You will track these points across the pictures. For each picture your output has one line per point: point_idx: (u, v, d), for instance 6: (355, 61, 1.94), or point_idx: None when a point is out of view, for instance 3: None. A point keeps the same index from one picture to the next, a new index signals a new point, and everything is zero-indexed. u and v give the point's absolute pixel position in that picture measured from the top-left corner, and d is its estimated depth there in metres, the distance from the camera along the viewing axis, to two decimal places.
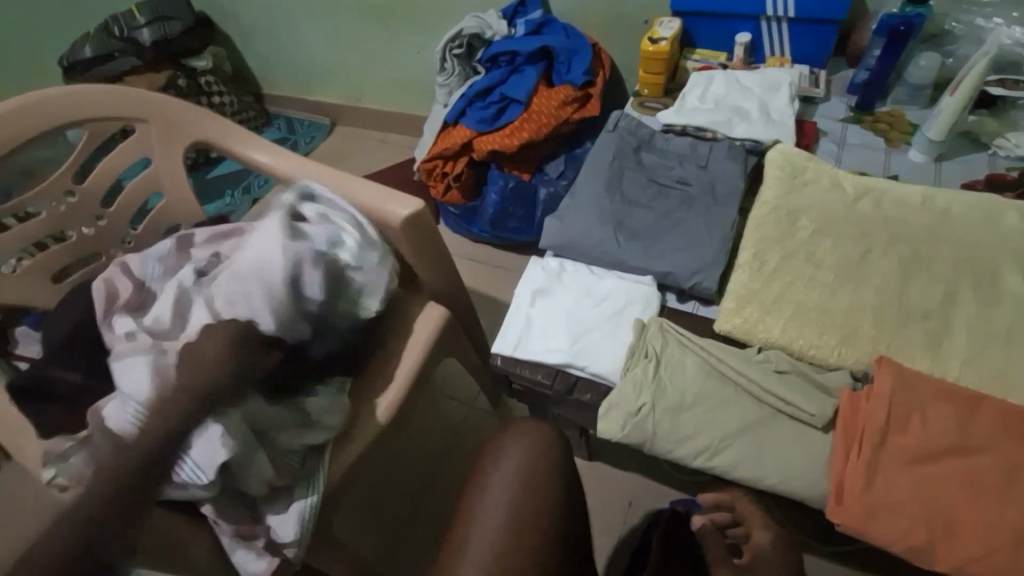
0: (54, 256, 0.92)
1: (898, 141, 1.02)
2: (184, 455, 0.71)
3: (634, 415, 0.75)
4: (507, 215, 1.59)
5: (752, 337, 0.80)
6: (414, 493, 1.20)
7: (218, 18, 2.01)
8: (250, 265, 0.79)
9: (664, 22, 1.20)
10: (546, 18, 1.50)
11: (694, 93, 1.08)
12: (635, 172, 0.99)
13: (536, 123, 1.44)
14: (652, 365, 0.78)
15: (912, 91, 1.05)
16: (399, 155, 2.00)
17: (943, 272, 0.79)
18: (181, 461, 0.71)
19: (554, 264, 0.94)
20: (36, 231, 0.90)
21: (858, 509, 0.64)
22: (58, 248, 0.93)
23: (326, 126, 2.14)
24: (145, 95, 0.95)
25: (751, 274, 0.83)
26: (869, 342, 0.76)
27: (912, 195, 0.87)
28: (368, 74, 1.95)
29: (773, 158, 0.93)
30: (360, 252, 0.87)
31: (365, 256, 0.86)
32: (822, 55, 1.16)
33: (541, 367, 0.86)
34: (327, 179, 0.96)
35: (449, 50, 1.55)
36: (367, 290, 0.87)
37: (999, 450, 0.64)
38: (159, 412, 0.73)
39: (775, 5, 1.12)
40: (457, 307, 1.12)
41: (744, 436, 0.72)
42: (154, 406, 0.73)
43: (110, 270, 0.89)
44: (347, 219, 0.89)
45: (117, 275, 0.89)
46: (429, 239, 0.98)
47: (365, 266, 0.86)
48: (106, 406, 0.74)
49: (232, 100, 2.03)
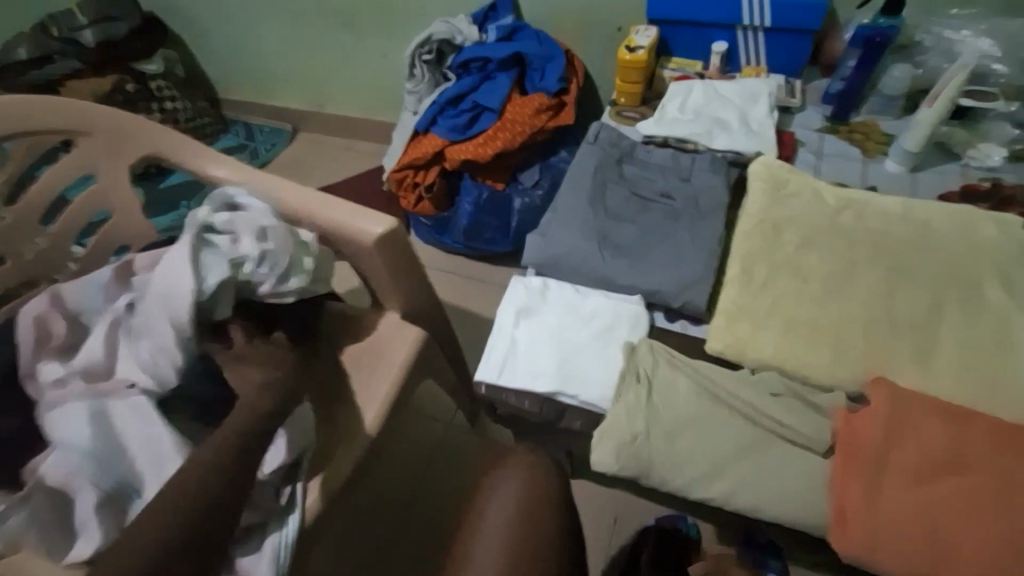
0: None
1: (874, 152, 1.02)
2: (137, 498, 0.72)
3: (628, 444, 0.72)
4: (482, 226, 1.54)
5: (744, 356, 0.77)
6: (391, 521, 1.14)
7: (170, 17, 1.90)
8: (159, 292, 0.73)
9: (641, 30, 1.18)
10: (517, 24, 1.46)
11: (673, 103, 1.06)
12: (617, 185, 0.95)
13: (511, 131, 1.40)
14: (645, 390, 0.74)
15: (886, 101, 1.06)
16: (366, 163, 1.92)
17: (928, 285, 0.79)
18: (132, 505, 0.71)
19: (537, 282, 0.89)
20: None
21: (860, 534, 0.63)
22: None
23: (288, 133, 2.04)
24: (86, 105, 0.86)
25: (741, 290, 0.81)
26: (862, 360, 0.74)
27: (893, 207, 0.87)
28: (332, 79, 1.87)
29: (756, 170, 0.92)
30: (265, 262, 0.77)
31: (263, 263, 0.77)
32: (797, 65, 1.16)
33: (527, 394, 0.82)
34: (287, 193, 0.89)
35: (418, 55, 1.50)
36: (283, 288, 0.79)
37: (997, 467, 0.63)
38: (103, 461, 0.72)
39: (750, 15, 1.12)
40: (434, 326, 1.06)
41: (741, 460, 0.69)
42: (95, 458, 0.71)
43: (40, 304, 0.82)
44: (253, 227, 0.78)
45: (52, 314, 0.81)
46: (403, 256, 0.92)
47: (266, 275, 0.77)
48: (42, 463, 0.72)
49: (186, 106, 1.92)
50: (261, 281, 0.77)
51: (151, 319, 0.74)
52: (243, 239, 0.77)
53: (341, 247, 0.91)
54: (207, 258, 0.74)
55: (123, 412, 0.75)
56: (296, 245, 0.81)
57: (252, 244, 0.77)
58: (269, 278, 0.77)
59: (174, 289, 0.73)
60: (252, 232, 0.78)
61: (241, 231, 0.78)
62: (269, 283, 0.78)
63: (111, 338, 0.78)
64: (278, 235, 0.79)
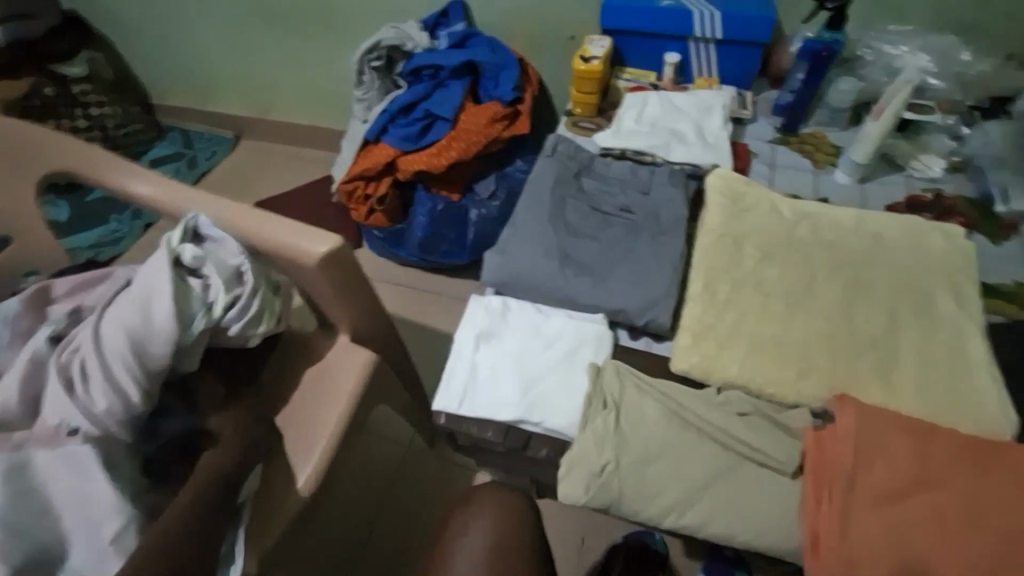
0: None
1: (824, 163, 1.04)
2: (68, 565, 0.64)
3: (598, 475, 0.68)
4: (438, 238, 1.48)
5: (710, 375, 0.76)
6: (346, 556, 1.08)
7: (92, 15, 1.75)
8: (124, 330, 0.70)
9: (595, 40, 1.16)
10: (470, 31, 1.42)
11: (630, 115, 1.05)
12: (577, 200, 0.93)
13: (465, 141, 1.36)
14: (613, 417, 0.71)
15: (832, 113, 1.08)
16: (314, 172, 1.83)
17: (883, 297, 0.80)
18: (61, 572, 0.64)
19: (497, 303, 0.85)
20: None
21: (836, 561, 0.61)
22: None
23: (228, 140, 1.91)
24: None
25: (704, 307, 0.79)
26: (825, 375, 0.74)
27: (846, 220, 0.88)
28: (275, 84, 1.77)
29: (714, 183, 0.91)
30: (236, 308, 0.75)
31: (233, 309, 0.74)
32: (748, 76, 1.17)
33: (490, 423, 0.78)
34: (220, 213, 0.81)
35: (366, 62, 1.43)
36: (248, 335, 0.78)
37: (960, 482, 0.64)
38: (22, 526, 0.62)
39: (703, 26, 1.12)
40: (388, 347, 1.00)
41: (713, 486, 0.67)
42: (11, 526, 0.61)
43: None
44: (227, 268, 0.75)
45: None
46: (352, 278, 0.86)
47: (234, 321, 0.75)
48: None
49: (115, 111, 1.77)
50: (229, 325, 0.75)
51: (97, 358, 0.70)
52: (215, 282, 0.74)
53: (283, 269, 0.84)
54: (180, 300, 0.72)
55: (52, 465, 0.66)
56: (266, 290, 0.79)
57: (226, 288, 0.74)
58: (238, 323, 0.75)
59: (145, 330, 0.70)
60: (225, 274, 0.75)
61: (211, 273, 0.74)
62: (236, 329, 0.76)
63: (31, 379, 0.71)
64: (251, 279, 0.76)
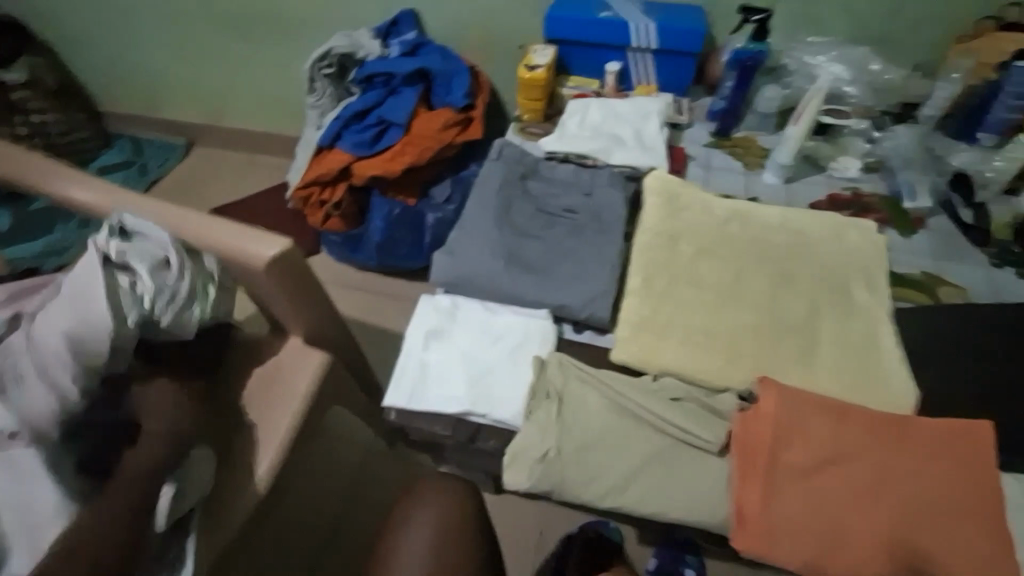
0: None
1: (755, 165, 1.11)
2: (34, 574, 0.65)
3: (541, 462, 0.72)
4: (396, 242, 1.50)
5: (648, 363, 0.80)
6: (305, 557, 1.09)
7: (30, 20, 1.70)
8: (61, 323, 0.68)
9: (540, 49, 1.21)
10: (422, 40, 1.45)
11: (573, 121, 1.10)
12: (522, 202, 0.97)
13: (419, 147, 1.38)
14: (555, 407, 0.75)
15: (761, 118, 1.16)
16: (270, 179, 1.82)
17: (804, 287, 0.87)
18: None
19: (447, 303, 0.88)
20: None
21: (759, 533, 0.67)
22: None
23: (180, 147, 1.88)
24: None
25: (642, 300, 0.84)
26: (751, 360, 0.80)
27: (771, 217, 0.94)
28: (227, 90, 1.75)
29: (651, 184, 0.96)
30: (166, 298, 0.74)
31: (163, 298, 0.74)
32: (685, 83, 1.24)
33: (439, 417, 0.81)
34: (165, 219, 0.81)
35: (317, 69, 1.44)
36: (184, 324, 0.78)
37: (869, 454, 0.70)
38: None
39: (641, 36, 1.18)
40: (343, 349, 1.01)
41: (649, 468, 0.72)
42: None
43: None
44: (153, 257, 0.74)
45: None
46: (302, 282, 0.88)
47: (166, 311, 0.74)
48: None
49: (57, 118, 1.73)
50: (159, 317, 0.74)
51: (34, 358, 0.68)
52: (143, 274, 0.73)
53: (232, 273, 0.85)
54: (111, 292, 0.70)
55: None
56: (196, 277, 0.79)
57: (155, 278, 0.74)
58: (170, 312, 0.75)
59: (82, 317, 0.68)
60: (151, 265, 0.74)
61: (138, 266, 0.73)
62: (168, 319, 0.75)
63: None
64: (178, 265, 0.75)
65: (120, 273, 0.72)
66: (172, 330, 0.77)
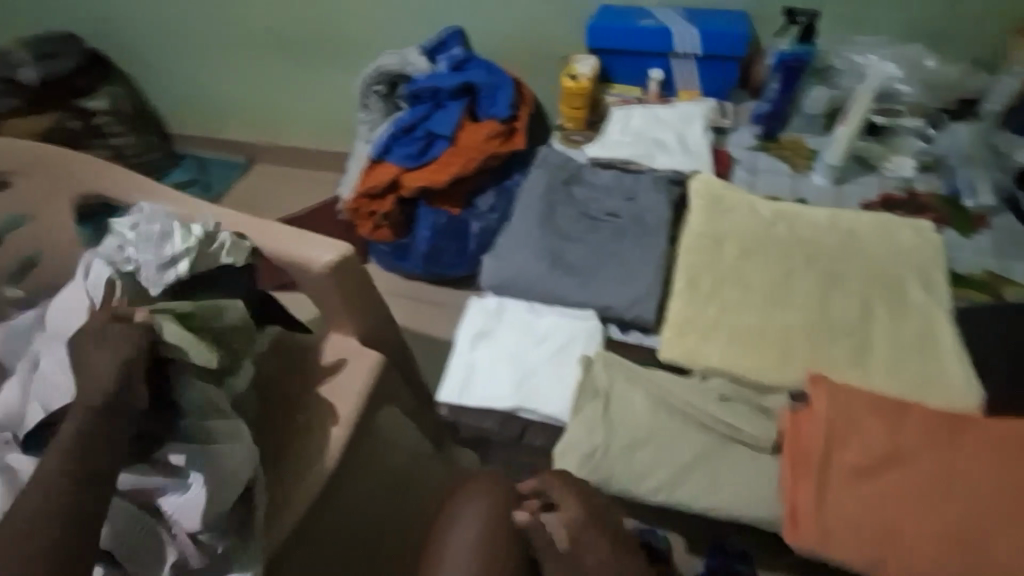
0: None
1: (802, 167, 1.10)
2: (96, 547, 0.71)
3: (588, 458, 0.73)
4: (441, 250, 1.55)
5: (695, 363, 0.81)
6: (356, 551, 1.13)
7: (110, 51, 1.86)
8: (50, 344, 0.77)
9: (582, 59, 1.24)
10: (467, 55, 1.51)
11: (616, 127, 1.12)
12: (566, 206, 0.99)
13: (465, 158, 1.44)
14: (601, 404, 0.77)
15: (808, 120, 1.15)
16: (323, 193, 1.91)
17: (856, 287, 0.85)
18: None
19: (494, 304, 0.91)
20: None
21: (813, 533, 0.66)
22: None
23: (241, 165, 2.00)
24: (19, 144, 0.86)
25: (688, 301, 0.85)
26: (801, 360, 0.79)
27: (821, 217, 0.93)
28: (284, 110, 1.86)
29: (696, 187, 0.97)
30: (149, 244, 0.79)
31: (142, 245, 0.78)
32: (728, 88, 1.24)
33: (488, 414, 0.83)
34: (237, 227, 0.89)
35: (370, 87, 1.54)
36: (172, 260, 0.78)
37: (929, 456, 0.68)
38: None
39: (682, 43, 1.20)
40: (394, 350, 1.06)
41: (698, 466, 0.72)
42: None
43: None
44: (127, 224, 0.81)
45: None
46: (357, 284, 0.93)
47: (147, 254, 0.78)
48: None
49: (132, 141, 1.87)
50: (147, 264, 0.78)
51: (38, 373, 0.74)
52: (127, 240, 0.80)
53: (296, 277, 0.91)
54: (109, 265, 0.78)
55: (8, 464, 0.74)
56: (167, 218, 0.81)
57: (134, 239, 0.79)
58: (151, 254, 0.78)
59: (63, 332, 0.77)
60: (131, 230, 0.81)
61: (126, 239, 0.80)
62: (154, 260, 0.77)
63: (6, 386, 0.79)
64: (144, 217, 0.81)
65: (114, 251, 0.80)
66: (162, 267, 0.77)
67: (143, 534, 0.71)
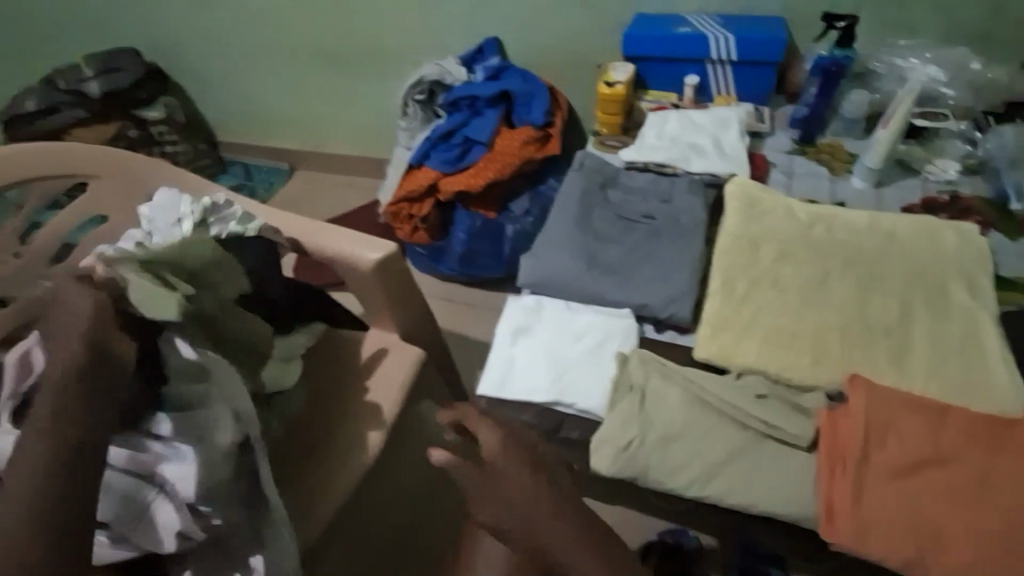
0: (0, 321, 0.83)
1: (841, 170, 1.10)
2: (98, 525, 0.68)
3: (624, 450, 0.75)
4: (476, 253, 1.60)
5: (731, 361, 0.82)
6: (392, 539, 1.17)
7: (164, 65, 1.96)
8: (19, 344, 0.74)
9: (618, 66, 1.27)
10: (504, 64, 1.55)
11: (652, 132, 1.14)
12: (603, 208, 1.01)
13: (501, 163, 1.48)
14: (637, 398, 0.78)
15: (848, 123, 1.15)
16: (362, 198, 1.98)
17: (896, 289, 0.85)
18: None
19: (531, 302, 0.94)
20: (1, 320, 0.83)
21: (849, 528, 0.66)
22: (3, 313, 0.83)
23: (284, 171, 2.09)
24: (93, 148, 0.91)
25: (724, 301, 0.86)
26: (838, 360, 0.79)
27: (859, 220, 0.93)
28: (327, 118, 1.94)
29: (732, 190, 0.98)
30: (161, 214, 0.88)
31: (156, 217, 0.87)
32: (764, 93, 1.25)
33: (526, 407, 0.86)
34: (291, 227, 0.95)
35: (411, 95, 1.60)
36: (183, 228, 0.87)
37: (969, 458, 0.68)
38: None
39: (719, 49, 1.21)
40: (433, 347, 1.10)
41: (733, 461, 0.73)
42: None
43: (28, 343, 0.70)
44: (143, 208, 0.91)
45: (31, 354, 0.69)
46: (400, 282, 0.98)
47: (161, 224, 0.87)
48: None
49: (185, 149, 1.99)
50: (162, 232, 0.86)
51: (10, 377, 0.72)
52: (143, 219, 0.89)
53: (344, 274, 0.96)
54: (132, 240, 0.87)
55: None
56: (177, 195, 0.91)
57: (149, 214, 0.88)
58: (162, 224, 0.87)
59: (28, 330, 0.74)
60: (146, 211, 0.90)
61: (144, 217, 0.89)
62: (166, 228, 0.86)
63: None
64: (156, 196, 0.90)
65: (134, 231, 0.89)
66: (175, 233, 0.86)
67: (140, 508, 0.68)
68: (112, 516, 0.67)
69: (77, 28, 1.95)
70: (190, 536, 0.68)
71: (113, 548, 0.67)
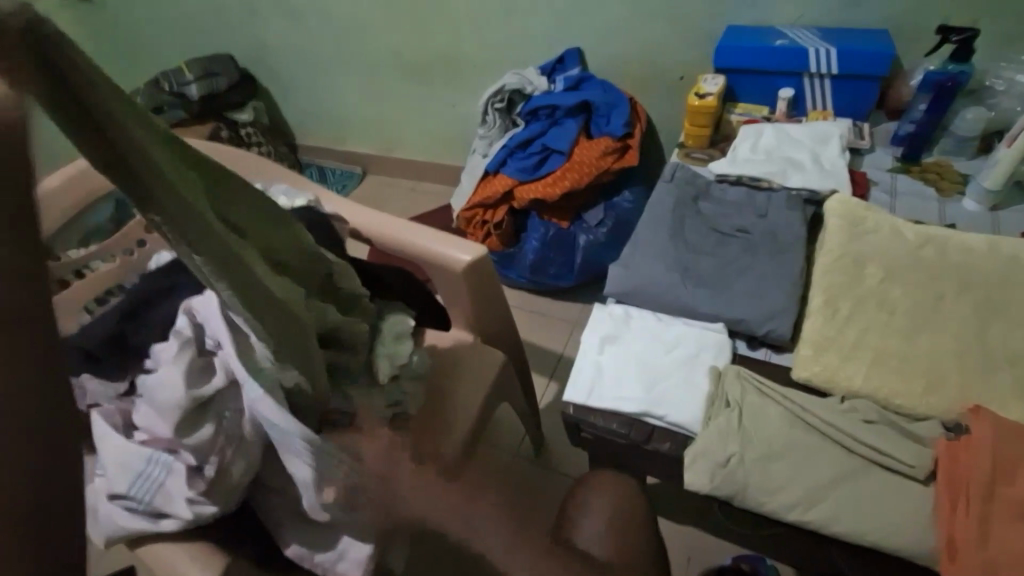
0: (88, 285, 0.89)
1: (951, 191, 1.04)
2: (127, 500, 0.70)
3: (722, 466, 0.74)
4: (548, 261, 1.60)
5: (834, 384, 0.79)
6: None
7: (255, 70, 2.08)
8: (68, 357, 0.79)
9: (709, 78, 1.26)
10: (584, 75, 1.56)
11: (745, 145, 1.12)
12: (695, 220, 1.00)
13: (579, 172, 1.48)
14: (735, 415, 0.77)
15: (959, 142, 1.09)
16: (433, 203, 2.04)
17: (1022, 317, 0.79)
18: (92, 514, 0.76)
19: (620, 311, 0.94)
20: (85, 291, 0.90)
21: (974, 568, 0.61)
22: (93, 277, 0.90)
23: (358, 175, 2.18)
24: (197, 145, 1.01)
25: (824, 321, 0.83)
26: (957, 389, 0.75)
27: (978, 242, 0.87)
28: (404, 125, 2.01)
29: (832, 207, 0.94)
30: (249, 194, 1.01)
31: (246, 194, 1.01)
32: (864, 109, 1.21)
33: (615, 416, 0.85)
34: (385, 224, 0.98)
35: (491, 103, 1.63)
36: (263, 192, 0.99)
37: None
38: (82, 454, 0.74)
39: (817, 63, 1.18)
40: (511, 350, 1.11)
41: (839, 487, 0.70)
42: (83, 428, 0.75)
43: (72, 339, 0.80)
44: None
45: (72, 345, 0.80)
46: (487, 283, 1.00)
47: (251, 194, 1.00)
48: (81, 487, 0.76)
49: (270, 150, 2.07)
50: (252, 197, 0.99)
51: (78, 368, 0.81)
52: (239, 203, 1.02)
53: (433, 273, 0.99)
54: None
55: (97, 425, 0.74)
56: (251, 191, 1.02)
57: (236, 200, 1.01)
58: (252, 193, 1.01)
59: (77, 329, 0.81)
60: None
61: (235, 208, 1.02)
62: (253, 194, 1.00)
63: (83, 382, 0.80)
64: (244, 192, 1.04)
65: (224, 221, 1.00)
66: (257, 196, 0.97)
67: (154, 483, 0.68)
68: (129, 491, 0.69)
69: (178, 38, 2.09)
70: (203, 506, 0.68)
71: (145, 520, 0.70)
